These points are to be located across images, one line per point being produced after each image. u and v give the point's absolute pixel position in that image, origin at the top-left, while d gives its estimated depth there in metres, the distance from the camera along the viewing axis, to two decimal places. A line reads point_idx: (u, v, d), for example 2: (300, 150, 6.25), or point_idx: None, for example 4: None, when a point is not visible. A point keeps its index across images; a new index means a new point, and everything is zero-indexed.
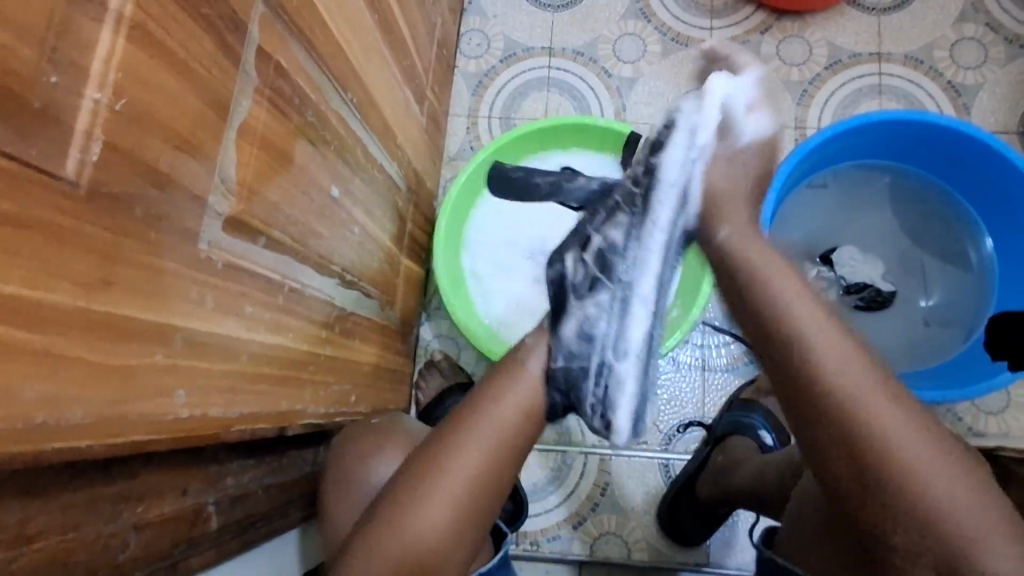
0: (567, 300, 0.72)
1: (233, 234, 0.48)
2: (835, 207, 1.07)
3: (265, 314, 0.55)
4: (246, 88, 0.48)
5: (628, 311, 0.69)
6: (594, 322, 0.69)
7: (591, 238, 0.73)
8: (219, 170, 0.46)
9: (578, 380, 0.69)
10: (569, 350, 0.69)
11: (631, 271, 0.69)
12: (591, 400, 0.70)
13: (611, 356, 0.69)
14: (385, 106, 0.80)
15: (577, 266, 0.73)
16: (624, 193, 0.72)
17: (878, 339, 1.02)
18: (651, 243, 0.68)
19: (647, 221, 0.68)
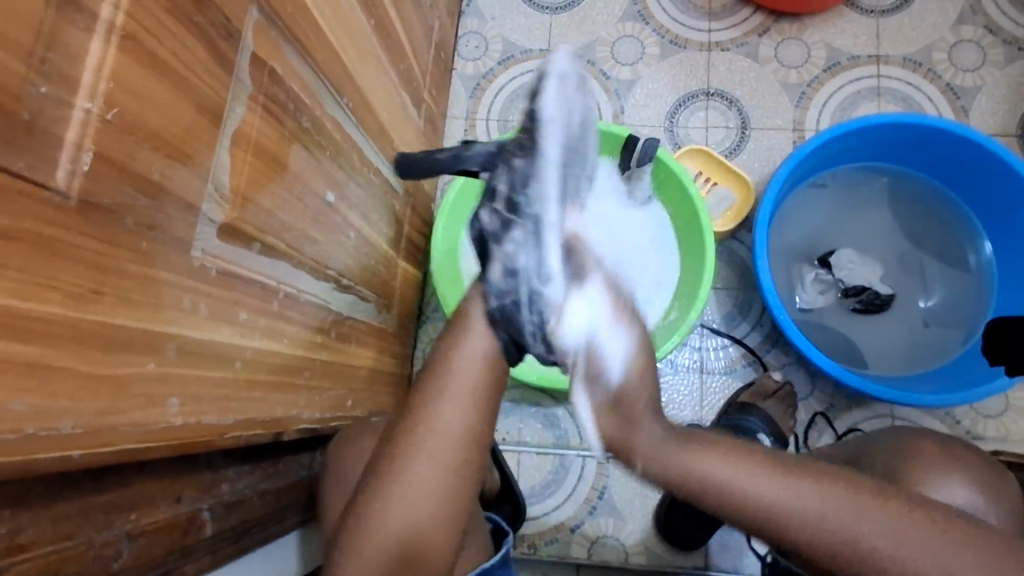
0: (483, 249, 0.65)
1: (226, 241, 0.48)
2: (835, 208, 1.06)
3: (259, 320, 0.55)
4: (240, 95, 0.48)
5: (546, 237, 0.63)
6: (516, 258, 0.63)
7: (491, 182, 0.65)
8: (212, 178, 0.45)
9: (513, 315, 0.63)
10: (496, 290, 0.63)
11: (537, 200, 0.62)
12: (531, 333, 0.64)
13: (538, 284, 0.63)
14: (381, 110, 0.80)
15: (485, 211, 0.64)
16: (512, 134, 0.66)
17: (878, 342, 1.02)
18: (548, 168, 0.63)
19: (541, 151, 0.63)
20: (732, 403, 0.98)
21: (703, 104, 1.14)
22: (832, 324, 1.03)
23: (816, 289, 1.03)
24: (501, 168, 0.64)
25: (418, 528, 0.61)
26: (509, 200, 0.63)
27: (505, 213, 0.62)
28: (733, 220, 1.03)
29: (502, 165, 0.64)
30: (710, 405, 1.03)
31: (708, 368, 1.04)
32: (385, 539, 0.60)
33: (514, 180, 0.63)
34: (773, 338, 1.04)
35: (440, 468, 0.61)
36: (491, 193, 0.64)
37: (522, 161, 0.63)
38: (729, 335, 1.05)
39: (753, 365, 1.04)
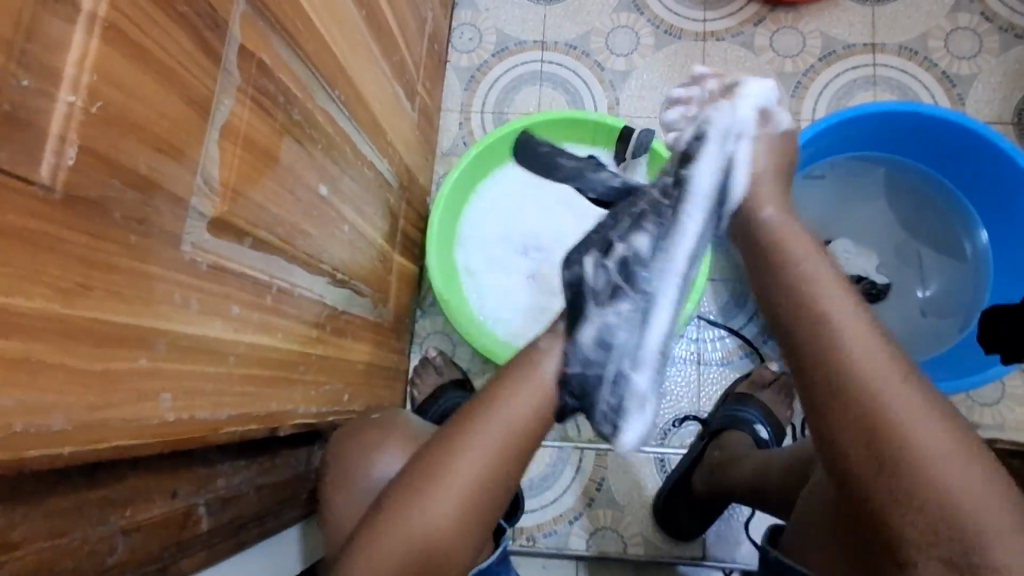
0: (580, 301, 0.69)
1: (217, 235, 0.48)
2: (831, 197, 1.07)
3: (253, 315, 0.54)
4: (228, 89, 0.48)
5: (647, 321, 0.70)
6: (614, 330, 0.69)
7: (613, 244, 0.69)
8: (201, 170, 0.45)
9: (593, 387, 0.69)
10: (586, 356, 0.68)
11: (653, 284, 0.70)
12: (605, 408, 0.70)
13: (627, 364, 0.69)
14: (374, 102, 0.79)
15: (598, 271, 0.70)
16: (647, 198, 0.71)
17: None
18: (676, 256, 0.69)
19: (679, 240, 0.69)
20: (729, 394, 0.99)
21: None
22: None
23: None
24: (628, 235, 0.69)
25: (440, 531, 0.60)
26: (627, 271, 0.69)
27: (617, 283, 0.69)
28: None
29: (629, 232, 0.69)
30: (707, 396, 1.03)
31: (705, 359, 1.04)
32: (408, 541, 0.60)
33: (641, 258, 0.69)
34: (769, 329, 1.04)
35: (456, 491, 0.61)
36: (607, 246, 0.70)
37: (660, 240, 0.69)
38: (726, 326, 1.04)
39: (749, 355, 1.04)
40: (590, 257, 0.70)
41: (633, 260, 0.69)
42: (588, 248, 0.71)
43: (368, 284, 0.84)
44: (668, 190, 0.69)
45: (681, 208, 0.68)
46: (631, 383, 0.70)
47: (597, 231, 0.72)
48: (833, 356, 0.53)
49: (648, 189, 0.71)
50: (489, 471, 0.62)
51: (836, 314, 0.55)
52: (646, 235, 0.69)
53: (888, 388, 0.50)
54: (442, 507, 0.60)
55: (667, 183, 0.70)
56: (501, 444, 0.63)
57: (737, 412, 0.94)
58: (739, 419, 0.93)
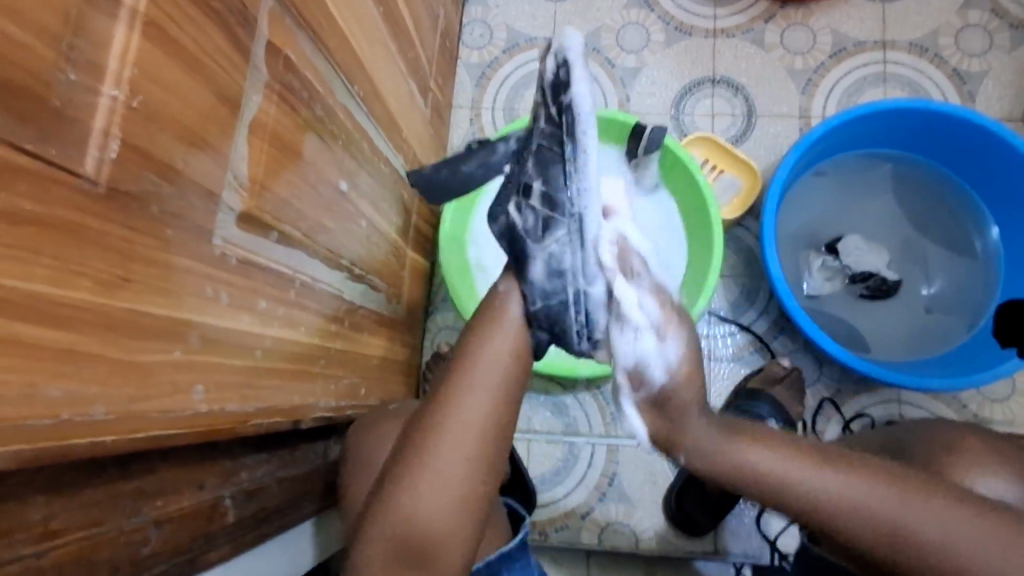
0: (520, 247, 0.62)
1: (245, 229, 0.48)
2: (837, 194, 1.06)
3: (278, 309, 0.55)
4: (257, 84, 0.48)
5: (587, 235, 0.60)
6: (560, 258, 0.61)
7: (528, 181, 0.62)
8: (231, 166, 0.45)
9: (560, 314, 0.64)
10: (542, 289, 0.63)
11: (582, 197, 0.59)
12: (579, 330, 0.64)
13: (584, 283, 0.62)
14: (390, 99, 0.79)
15: (523, 212, 0.62)
16: (540, 120, 0.62)
17: (879, 328, 1.02)
18: (591, 156, 0.59)
19: (589, 141, 0.59)
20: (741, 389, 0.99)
21: (708, 92, 1.13)
22: (836, 310, 1.02)
23: (822, 275, 1.02)
24: (539, 167, 0.61)
25: (443, 517, 0.61)
26: (547, 198, 0.60)
27: (545, 214, 0.61)
28: (739, 209, 1.04)
29: (538, 165, 0.61)
30: (718, 392, 1.04)
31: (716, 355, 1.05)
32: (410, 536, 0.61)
33: (557, 180, 0.60)
34: (780, 324, 1.05)
35: (449, 488, 0.61)
36: (523, 188, 0.62)
37: (573, 151, 0.59)
38: (737, 323, 1.05)
39: (760, 352, 1.04)
40: (512, 204, 0.63)
41: (553, 185, 0.60)
42: (507, 195, 0.64)
43: (382, 280, 0.84)
44: (550, 104, 0.61)
45: (570, 109, 0.60)
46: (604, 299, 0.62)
47: (511, 177, 0.65)
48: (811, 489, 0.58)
49: (535, 110, 0.63)
50: (473, 462, 0.62)
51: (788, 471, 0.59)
52: (552, 162, 0.60)
53: (871, 497, 0.57)
54: (444, 491, 0.61)
55: (546, 89, 0.61)
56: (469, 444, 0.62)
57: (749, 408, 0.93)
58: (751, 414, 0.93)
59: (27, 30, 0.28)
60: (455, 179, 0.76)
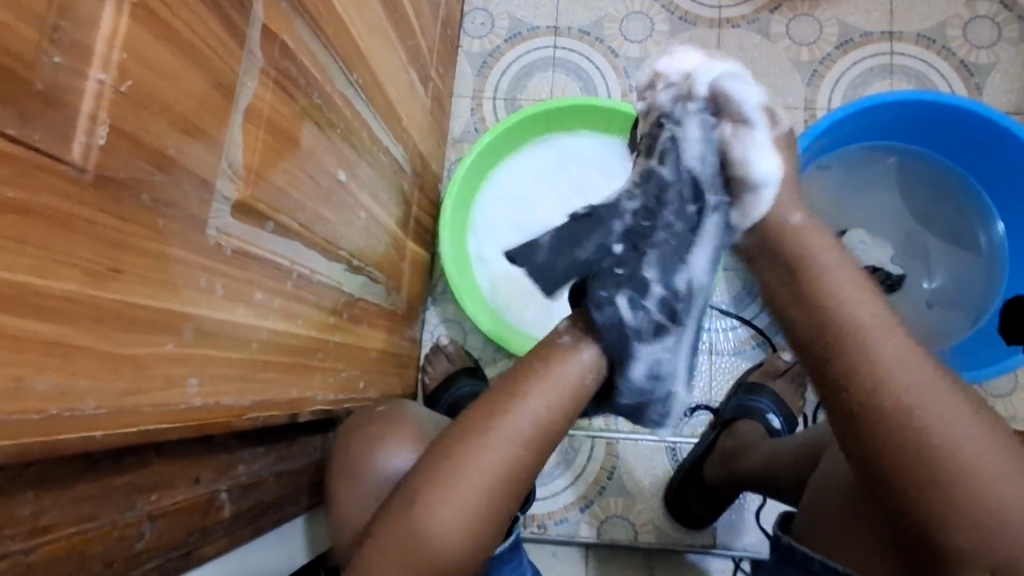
0: (627, 346, 0.62)
1: (241, 219, 0.47)
2: (840, 188, 1.05)
3: (274, 301, 0.54)
4: (251, 70, 0.47)
5: (683, 344, 0.65)
6: (662, 363, 0.64)
7: (649, 282, 0.62)
8: (225, 154, 0.44)
9: (642, 408, 0.67)
10: (638, 388, 0.65)
11: (692, 310, 0.65)
12: (650, 416, 0.69)
13: (674, 385, 0.67)
14: (390, 87, 0.78)
15: (637, 311, 0.61)
16: (664, 224, 0.63)
17: None
18: (704, 274, 0.65)
19: (709, 261, 0.65)
20: (742, 382, 1.00)
21: None
22: None
23: None
24: (663, 271, 0.62)
25: (461, 529, 0.59)
26: (667, 305, 0.63)
27: (661, 322, 0.63)
28: None
29: (662, 269, 0.62)
30: (718, 386, 1.03)
31: (717, 349, 1.04)
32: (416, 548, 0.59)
33: (678, 292, 0.63)
34: None
35: (465, 508, 0.59)
36: (641, 288, 0.62)
37: (695, 269, 0.64)
38: (738, 316, 1.04)
39: (762, 346, 1.04)
40: (624, 295, 0.61)
41: (673, 294, 0.63)
42: (618, 284, 0.61)
43: (382, 272, 0.83)
44: (684, 217, 0.63)
45: (702, 229, 0.63)
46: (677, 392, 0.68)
47: (620, 267, 0.62)
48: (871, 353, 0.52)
49: (662, 204, 0.63)
50: (495, 489, 0.60)
51: (850, 303, 0.55)
52: (680, 270, 0.63)
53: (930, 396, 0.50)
54: (460, 507, 0.59)
55: (684, 199, 0.63)
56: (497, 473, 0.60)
57: (749, 402, 0.94)
58: (753, 409, 0.94)
59: (10, 10, 0.27)
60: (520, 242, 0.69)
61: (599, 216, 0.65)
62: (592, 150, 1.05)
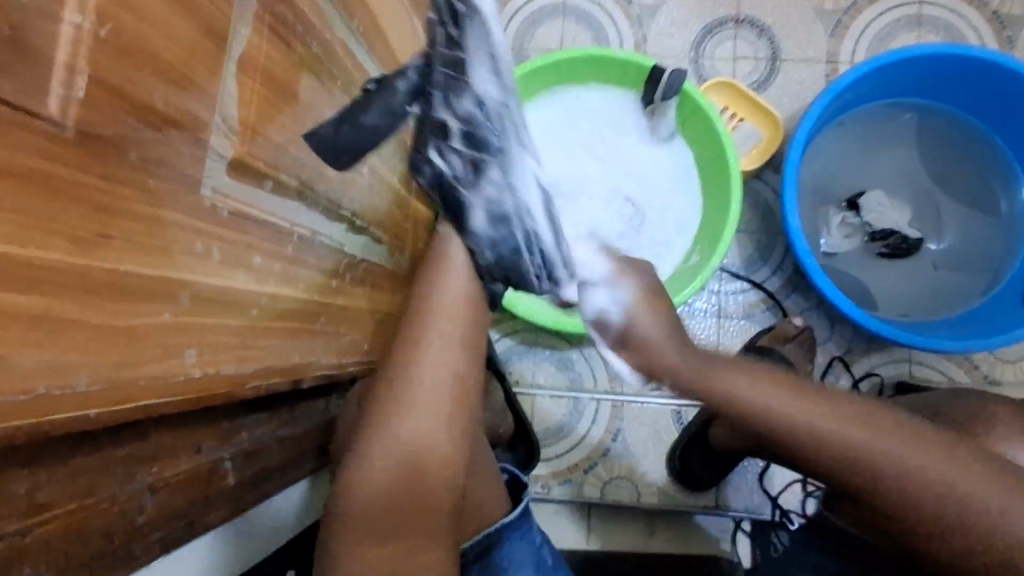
0: (455, 197, 0.62)
1: (237, 178, 0.44)
2: (859, 149, 1.01)
3: (274, 265, 0.51)
4: (245, 13, 0.43)
5: (515, 172, 0.61)
6: (500, 201, 0.61)
7: (446, 123, 0.59)
8: (218, 107, 0.41)
9: (512, 257, 0.66)
10: (489, 238, 0.64)
11: (505, 136, 0.58)
12: (531, 266, 0.67)
13: (528, 222, 0.64)
14: (393, 35, 0.73)
15: (448, 159, 0.59)
16: (441, 58, 0.54)
17: (897, 288, 0.98)
18: (496, 89, 0.60)
19: (494, 76, 0.59)
20: (751, 347, 0.98)
21: (731, 34, 1.07)
22: (852, 270, 0.98)
23: (841, 233, 0.98)
24: (451, 104, 0.59)
25: (438, 445, 0.62)
26: (472, 138, 0.59)
27: (475, 158, 0.58)
28: (759, 159, 1.01)
29: (447, 99, 0.56)
30: (726, 349, 1.01)
31: (726, 312, 1.03)
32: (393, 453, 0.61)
33: (477, 119, 0.59)
34: (794, 282, 1.02)
35: (426, 414, 0.62)
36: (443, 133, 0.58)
37: (482, 89, 0.59)
38: (748, 279, 1.03)
39: (772, 310, 1.02)
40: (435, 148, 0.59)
41: (472, 122, 0.59)
42: (428, 141, 0.61)
43: (385, 233, 0.80)
44: (442, 46, 0.54)
45: (467, 43, 0.54)
46: (542, 237, 0.67)
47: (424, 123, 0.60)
48: (839, 430, 0.59)
49: (433, 39, 0.54)
50: (446, 392, 0.64)
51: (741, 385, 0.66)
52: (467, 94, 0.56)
53: (855, 421, 0.60)
54: (424, 411, 0.62)
55: (444, 23, 0.53)
56: (449, 371, 0.64)
57: None
58: None
59: None
60: (366, 136, 0.59)
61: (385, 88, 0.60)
62: (603, 104, 1.00)
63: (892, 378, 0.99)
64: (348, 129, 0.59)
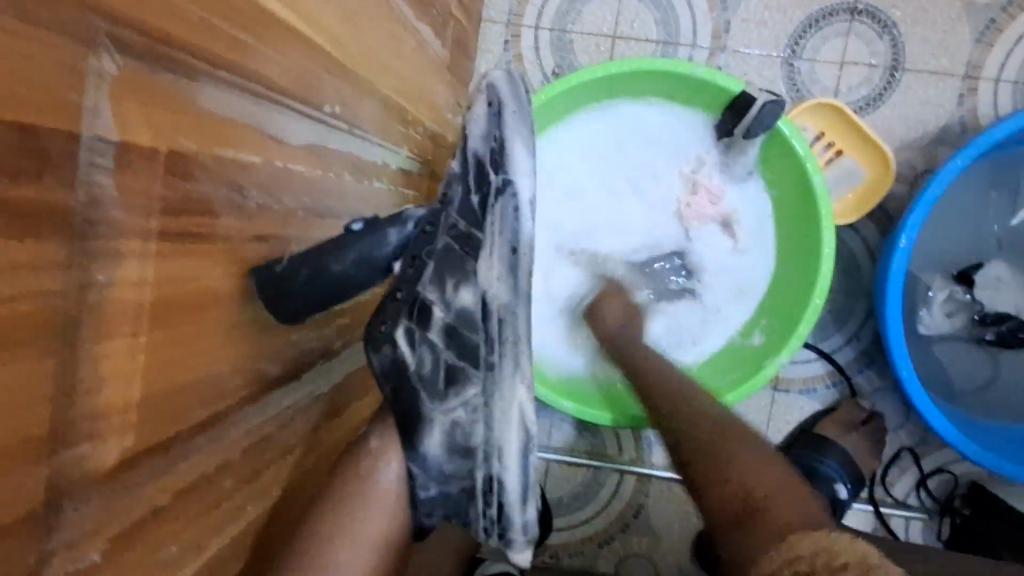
0: (410, 403, 0.45)
1: (122, 485, 0.28)
2: (993, 208, 0.79)
3: (211, 518, 0.36)
4: (106, 249, 0.24)
5: (500, 407, 0.44)
6: (468, 430, 0.44)
7: (429, 307, 0.44)
8: (70, 426, 0.24)
9: (462, 500, 0.47)
10: (439, 470, 0.46)
11: (499, 346, 0.43)
12: (482, 520, 0.47)
13: (497, 465, 0.44)
14: (390, 78, 0.52)
15: (417, 349, 0.44)
16: (447, 224, 0.44)
17: (1006, 386, 0.80)
18: (507, 289, 0.42)
19: (512, 272, 0.42)
20: (807, 432, 0.83)
21: (844, 28, 0.80)
22: (947, 356, 0.81)
23: (943, 310, 0.79)
24: (445, 286, 0.44)
25: None
26: (456, 335, 0.44)
27: (452, 364, 0.44)
28: (858, 207, 0.78)
29: (440, 278, 0.44)
30: (778, 428, 0.85)
31: (784, 383, 0.85)
32: None
33: (472, 317, 0.43)
34: (870, 355, 0.84)
35: None
36: (418, 304, 0.44)
37: (489, 285, 0.43)
38: (817, 348, 0.84)
39: (838, 387, 0.85)
40: (403, 328, 0.44)
41: (463, 320, 0.44)
42: (395, 314, 0.45)
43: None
44: (457, 217, 0.44)
45: (487, 224, 0.42)
46: (508, 493, 0.45)
47: (400, 290, 0.45)
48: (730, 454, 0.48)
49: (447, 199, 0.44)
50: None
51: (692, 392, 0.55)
52: (471, 283, 0.43)
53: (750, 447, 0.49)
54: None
55: (466, 185, 0.43)
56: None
57: (814, 465, 0.79)
58: (816, 473, 0.79)
59: None
60: (323, 291, 0.40)
61: (377, 228, 0.43)
62: (666, 127, 0.77)
63: (965, 478, 0.84)
64: (311, 269, 0.39)
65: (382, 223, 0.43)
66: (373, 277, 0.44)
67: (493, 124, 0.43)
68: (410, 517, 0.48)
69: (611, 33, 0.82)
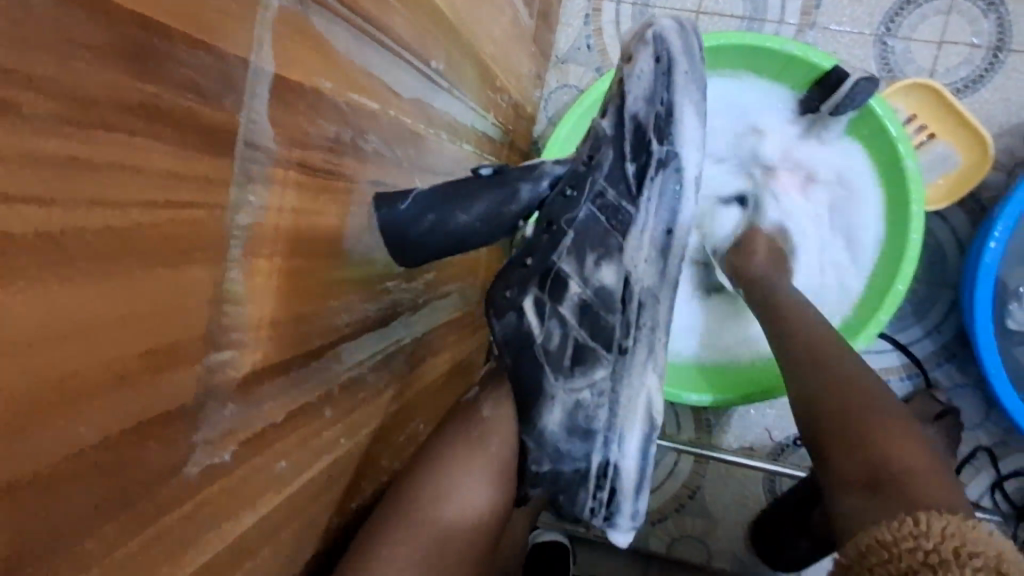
0: (534, 378, 0.46)
1: (252, 394, 0.31)
2: None
3: (314, 441, 0.38)
4: (258, 172, 0.27)
5: (628, 391, 0.46)
6: (591, 411, 0.46)
7: (565, 280, 0.46)
8: (220, 330, 0.27)
9: (569, 484, 0.48)
10: (556, 448, 0.46)
11: (636, 327, 0.46)
12: (589, 502, 0.48)
13: (616, 450, 0.47)
14: (484, 44, 0.53)
15: (547, 322, 0.46)
16: (593, 191, 0.44)
17: None
18: (654, 272, 0.45)
19: (660, 256, 0.45)
20: None
21: (944, 6, 0.77)
22: None
23: None
24: (586, 260, 0.45)
25: None
26: (592, 315, 0.46)
27: (582, 343, 0.46)
28: (953, 191, 0.74)
29: (583, 249, 0.45)
30: None
31: None
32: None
33: (610, 297, 0.46)
34: (950, 350, 0.81)
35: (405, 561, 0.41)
36: (552, 275, 0.46)
37: (635, 267, 0.45)
38: (892, 339, 0.81)
39: (913, 380, 0.81)
40: (531, 299, 0.46)
41: (601, 298, 0.46)
42: (523, 283, 0.46)
43: (465, 292, 0.63)
44: (608, 186, 0.44)
45: (642, 199, 0.44)
46: (622, 478, 0.47)
47: (530, 255, 0.46)
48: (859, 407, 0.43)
49: (596, 160, 0.44)
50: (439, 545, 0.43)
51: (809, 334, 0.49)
52: (616, 261, 0.45)
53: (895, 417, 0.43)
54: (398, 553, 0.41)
55: (620, 148, 0.44)
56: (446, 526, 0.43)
57: None
58: None
59: None
60: (450, 239, 0.44)
61: (505, 182, 0.45)
62: (756, 106, 0.74)
63: None
64: (434, 220, 0.42)
65: (516, 176, 0.45)
66: (496, 232, 0.45)
67: (659, 84, 0.43)
68: (514, 488, 0.47)
69: (695, 9, 0.81)
